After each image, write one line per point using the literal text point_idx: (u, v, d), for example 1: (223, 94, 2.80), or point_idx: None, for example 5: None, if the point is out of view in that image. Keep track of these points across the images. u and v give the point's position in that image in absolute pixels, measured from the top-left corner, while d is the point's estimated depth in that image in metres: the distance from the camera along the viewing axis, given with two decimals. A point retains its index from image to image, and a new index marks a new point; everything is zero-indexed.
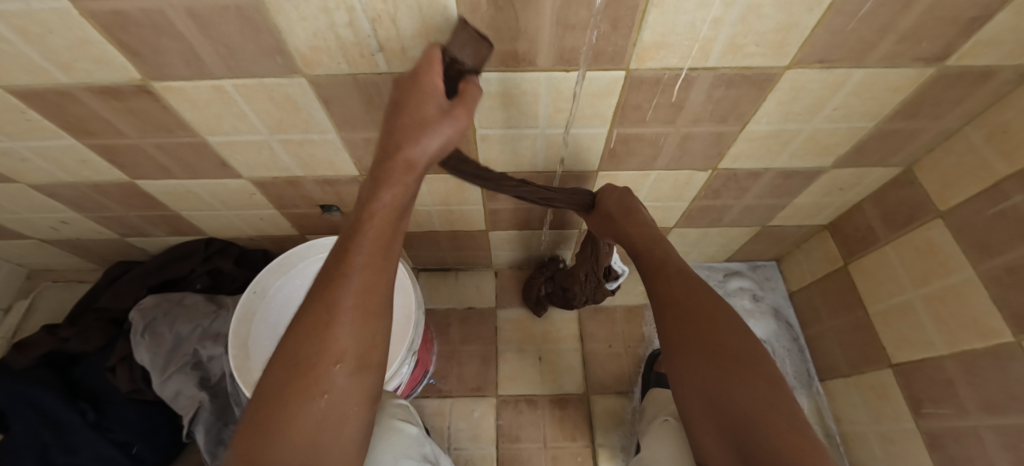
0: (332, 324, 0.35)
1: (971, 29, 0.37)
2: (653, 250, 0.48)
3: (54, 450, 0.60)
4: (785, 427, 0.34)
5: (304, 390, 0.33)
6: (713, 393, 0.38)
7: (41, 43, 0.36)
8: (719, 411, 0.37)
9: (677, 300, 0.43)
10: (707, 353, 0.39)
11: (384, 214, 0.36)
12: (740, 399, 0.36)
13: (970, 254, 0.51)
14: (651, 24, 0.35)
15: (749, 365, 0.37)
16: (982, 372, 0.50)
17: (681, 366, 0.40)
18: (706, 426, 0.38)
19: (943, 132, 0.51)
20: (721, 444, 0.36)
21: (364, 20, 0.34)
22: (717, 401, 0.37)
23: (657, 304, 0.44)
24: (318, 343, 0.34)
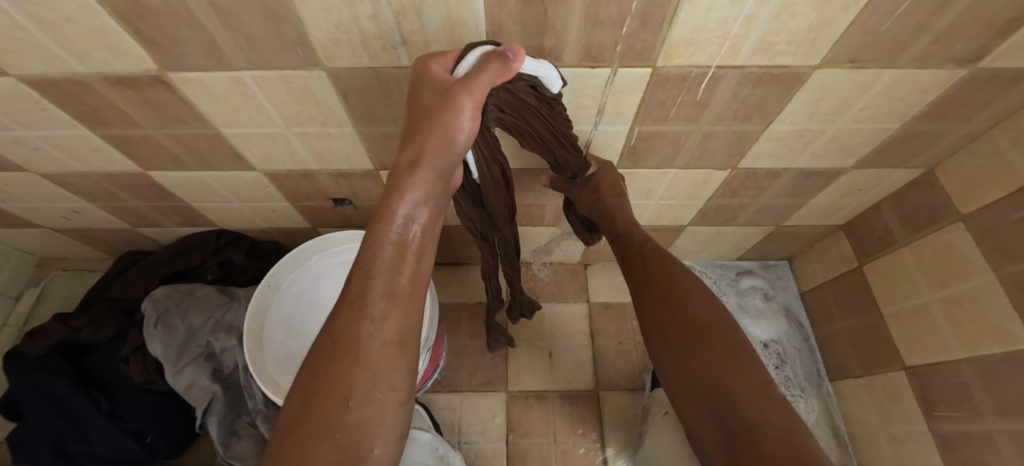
0: (340, 352, 0.32)
1: (1008, 31, 0.36)
2: (633, 232, 0.52)
3: (68, 438, 0.60)
4: (738, 381, 0.38)
5: (316, 434, 0.29)
6: (685, 359, 0.42)
7: (57, 32, 0.35)
8: (686, 375, 0.42)
9: (653, 279, 0.48)
10: (679, 326, 0.43)
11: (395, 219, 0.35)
12: (702, 362, 0.41)
13: (991, 258, 0.51)
14: (682, 21, 0.35)
15: (715, 338, 0.41)
16: (999, 376, 0.50)
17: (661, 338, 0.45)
18: (679, 384, 0.43)
19: (968, 134, 0.50)
20: (691, 400, 0.41)
21: (388, 12, 0.33)
22: (689, 366, 0.42)
23: (637, 284, 0.50)
24: (329, 376, 0.31)
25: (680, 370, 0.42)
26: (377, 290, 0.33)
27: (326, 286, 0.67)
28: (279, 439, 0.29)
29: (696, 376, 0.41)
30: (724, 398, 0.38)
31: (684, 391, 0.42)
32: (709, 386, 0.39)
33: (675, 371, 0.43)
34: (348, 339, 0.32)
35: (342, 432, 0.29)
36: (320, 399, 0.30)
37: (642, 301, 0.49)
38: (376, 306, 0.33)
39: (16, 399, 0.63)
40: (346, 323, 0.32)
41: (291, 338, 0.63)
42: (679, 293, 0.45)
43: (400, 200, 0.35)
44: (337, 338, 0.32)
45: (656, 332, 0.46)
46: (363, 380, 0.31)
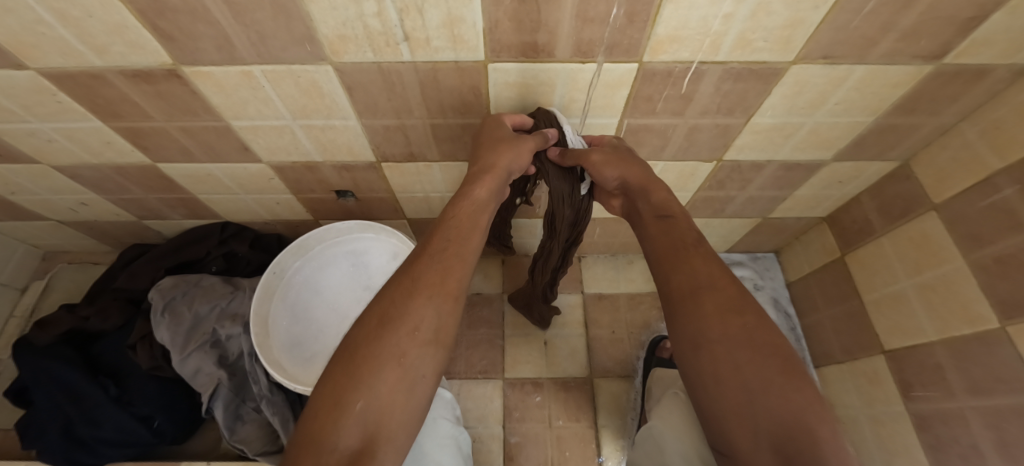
0: (412, 295, 0.38)
1: (967, 29, 0.39)
2: (677, 221, 0.43)
3: (77, 422, 0.62)
4: (818, 418, 0.29)
5: (386, 358, 0.35)
6: (751, 388, 0.32)
7: (79, 27, 0.38)
8: (748, 405, 0.31)
9: (709, 281, 0.38)
10: (746, 344, 0.34)
11: (467, 208, 0.44)
12: (773, 392, 0.31)
13: (961, 245, 0.54)
14: (666, 19, 0.37)
15: (791, 369, 0.32)
16: (969, 356, 0.52)
17: (713, 356, 0.34)
18: (734, 419, 0.32)
19: (939, 128, 0.53)
20: (749, 440, 0.30)
21: (392, 10, 0.36)
22: (751, 393, 0.31)
23: (682, 284, 0.39)
24: (400, 313, 0.37)
25: (737, 398, 0.32)
26: (443, 256, 0.41)
27: (330, 275, 0.69)
28: (351, 357, 0.35)
29: (765, 411, 0.30)
30: (809, 445, 0.28)
31: (738, 428, 0.31)
32: (784, 422, 0.29)
33: (728, 399, 0.32)
34: (419, 287, 0.39)
35: (407, 359, 0.36)
36: (390, 330, 0.36)
37: (686, 308, 0.37)
38: (427, 279, 0.39)
39: (24, 386, 0.65)
40: (419, 272, 0.40)
41: (295, 323, 0.66)
42: (744, 303, 0.36)
43: (473, 192, 0.44)
44: (411, 283, 0.39)
45: (708, 346, 0.35)
46: (427, 321, 0.38)
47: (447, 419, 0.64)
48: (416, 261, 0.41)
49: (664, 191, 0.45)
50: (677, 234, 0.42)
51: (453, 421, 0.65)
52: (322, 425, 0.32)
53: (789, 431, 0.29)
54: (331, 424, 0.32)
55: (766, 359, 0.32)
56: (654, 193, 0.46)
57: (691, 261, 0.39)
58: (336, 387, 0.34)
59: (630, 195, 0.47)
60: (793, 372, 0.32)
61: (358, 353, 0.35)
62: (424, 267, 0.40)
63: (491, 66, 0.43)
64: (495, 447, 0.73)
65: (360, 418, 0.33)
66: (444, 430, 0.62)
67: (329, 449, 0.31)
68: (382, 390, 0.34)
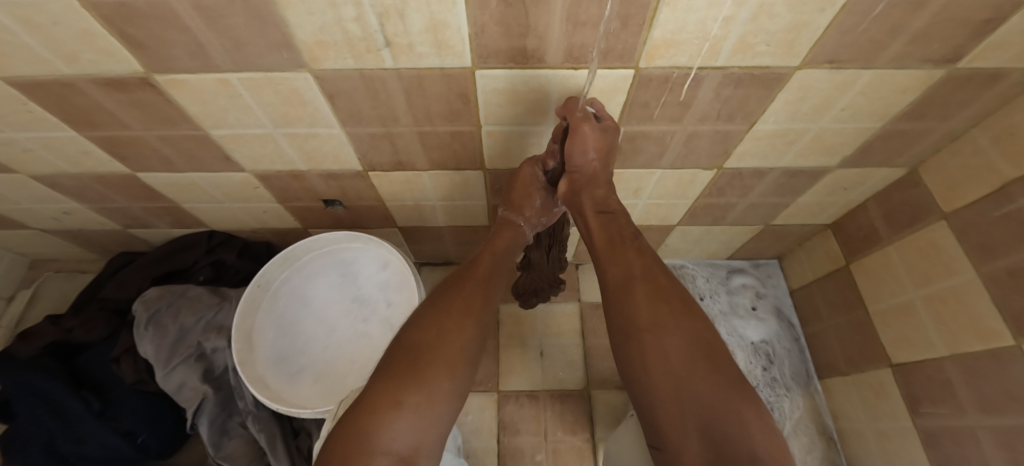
0: (468, 316, 0.44)
1: (983, 31, 0.36)
2: (614, 223, 0.49)
3: (59, 438, 0.61)
4: (742, 406, 0.33)
5: (442, 371, 0.39)
6: (677, 369, 0.36)
7: (43, 34, 0.36)
8: (680, 391, 0.35)
9: (645, 279, 0.43)
10: (676, 332, 0.38)
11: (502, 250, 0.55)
12: (699, 378, 0.35)
13: (972, 255, 0.52)
14: (662, 23, 0.35)
15: (710, 354, 0.37)
16: (981, 373, 0.50)
17: (645, 345, 0.39)
18: (662, 402, 0.36)
19: (949, 134, 0.51)
20: (677, 420, 0.35)
21: (372, 15, 0.34)
22: (683, 382, 0.35)
23: (621, 280, 0.43)
24: (459, 329, 0.43)
25: (667, 385, 0.36)
26: (487, 287, 0.49)
27: (316, 286, 0.67)
28: (416, 358, 0.39)
29: (690, 390, 0.35)
30: (727, 425, 0.32)
31: (665, 406, 0.36)
32: (708, 408, 0.33)
33: (657, 381, 0.36)
34: (476, 311, 0.45)
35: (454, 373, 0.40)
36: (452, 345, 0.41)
37: (622, 298, 0.42)
38: (474, 308, 0.46)
39: (7, 399, 0.63)
40: (470, 298, 0.46)
41: (282, 337, 0.64)
42: (673, 295, 0.41)
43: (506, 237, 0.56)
44: (469, 306, 0.45)
45: (646, 337, 0.39)
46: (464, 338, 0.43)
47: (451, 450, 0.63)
48: (464, 287, 0.47)
49: (605, 188, 0.50)
50: (615, 230, 0.48)
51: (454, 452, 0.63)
52: (378, 422, 0.34)
53: (707, 406, 0.33)
54: (396, 422, 0.35)
55: (695, 349, 0.37)
56: (597, 188, 0.50)
57: (628, 256, 0.45)
58: (390, 391, 0.36)
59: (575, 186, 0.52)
60: (719, 364, 0.36)
61: (407, 362, 0.39)
62: (451, 294, 0.46)
63: (478, 72, 0.41)
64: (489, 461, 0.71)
65: (413, 419, 0.35)
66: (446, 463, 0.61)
67: (382, 450, 0.33)
68: (436, 401, 0.37)
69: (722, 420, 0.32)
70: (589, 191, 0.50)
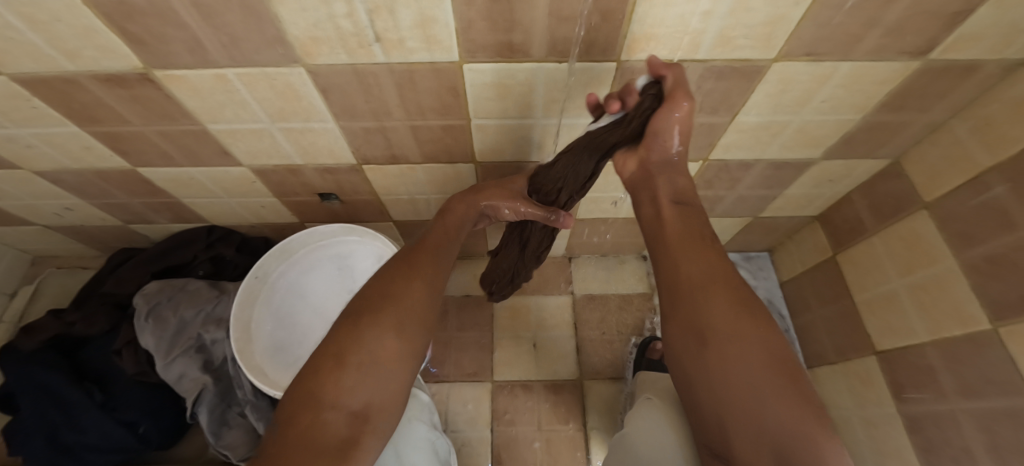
0: (410, 276, 0.44)
1: (953, 24, 0.38)
2: (688, 216, 0.43)
3: (63, 429, 0.62)
4: (827, 437, 0.29)
5: (387, 332, 0.39)
6: (760, 392, 0.32)
7: (47, 31, 0.37)
8: (755, 411, 0.31)
9: (721, 279, 0.38)
10: (761, 348, 0.33)
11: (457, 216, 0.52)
12: (783, 400, 0.31)
13: (952, 244, 0.53)
14: (642, 17, 0.36)
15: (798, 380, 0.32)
16: (961, 358, 0.51)
17: (721, 355, 0.34)
18: (738, 418, 0.32)
19: (929, 125, 0.52)
20: (749, 438, 0.31)
21: (363, 11, 0.35)
22: (764, 401, 0.31)
23: (692, 278, 0.39)
24: (401, 288, 0.42)
25: (745, 400, 0.32)
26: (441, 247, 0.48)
27: (313, 279, 0.69)
28: (353, 319, 0.40)
29: (771, 417, 0.31)
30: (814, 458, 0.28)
31: (737, 422, 0.32)
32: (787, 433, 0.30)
33: (734, 398, 0.33)
34: (419, 270, 0.44)
35: (403, 331, 0.40)
36: (389, 306, 0.41)
37: (696, 298, 0.37)
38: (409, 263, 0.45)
39: (11, 392, 0.65)
40: (415, 262, 0.45)
41: (279, 328, 0.66)
42: (758, 304, 0.36)
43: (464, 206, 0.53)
44: (411, 266, 0.45)
45: (720, 345, 0.34)
46: (414, 299, 0.42)
47: (422, 420, 0.63)
48: (409, 253, 0.46)
49: (688, 177, 0.46)
50: (693, 223, 0.42)
51: (429, 424, 0.64)
52: (323, 383, 0.36)
53: (789, 433, 0.30)
54: (336, 384, 0.36)
55: (779, 365, 0.33)
56: (678, 175, 0.45)
57: (704, 253, 0.40)
58: (331, 352, 0.37)
59: (648, 171, 0.46)
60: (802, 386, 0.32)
61: (355, 320, 0.40)
62: (399, 259, 0.46)
63: (467, 66, 0.42)
64: (484, 451, 0.72)
65: (356, 378, 0.36)
66: (417, 433, 0.61)
67: (330, 405, 0.35)
68: (383, 362, 0.38)
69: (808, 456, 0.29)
70: (667, 177, 0.45)
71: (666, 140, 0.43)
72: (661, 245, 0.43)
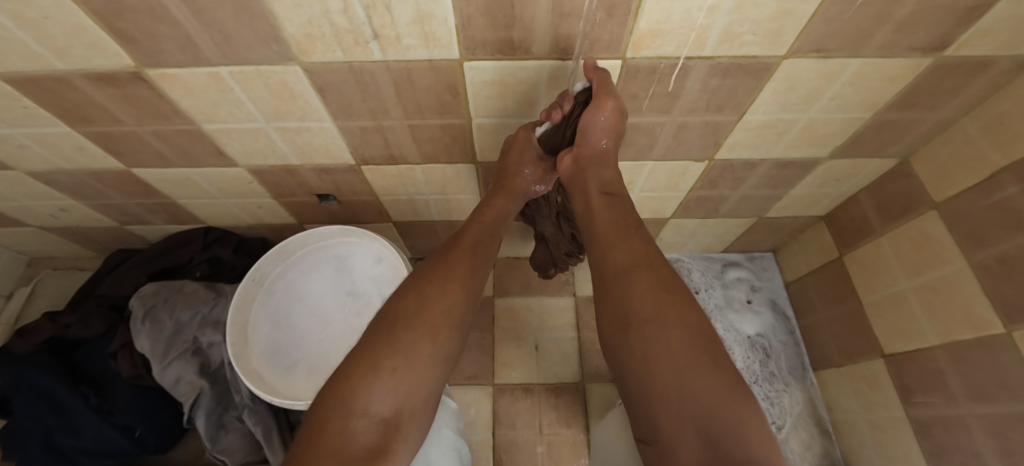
0: (446, 282, 0.44)
1: (968, 19, 0.36)
2: (614, 205, 0.45)
3: (58, 432, 0.62)
4: (745, 411, 0.29)
5: (421, 338, 0.39)
6: (680, 368, 0.31)
7: (35, 29, 0.36)
8: (678, 390, 0.30)
9: (649, 263, 0.38)
10: (681, 325, 0.33)
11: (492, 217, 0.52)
12: (704, 375, 0.30)
13: (962, 245, 0.52)
14: (647, 13, 0.35)
15: (716, 354, 0.32)
16: (972, 362, 0.50)
17: (644, 337, 0.33)
18: (662, 401, 0.31)
19: (939, 123, 0.51)
20: (672, 421, 0.30)
21: (359, 7, 0.34)
22: (686, 378, 0.30)
23: (622, 263, 0.38)
24: (435, 294, 0.43)
25: (665, 378, 0.31)
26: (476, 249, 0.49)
27: (311, 281, 0.68)
28: (391, 325, 0.40)
29: (692, 391, 0.30)
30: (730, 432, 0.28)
31: (662, 404, 0.31)
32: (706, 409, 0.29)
33: (657, 378, 0.31)
34: (454, 275, 0.44)
35: (439, 339, 0.40)
36: (426, 312, 0.41)
37: (623, 283, 0.37)
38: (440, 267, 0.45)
39: (7, 395, 0.64)
40: (450, 268, 0.45)
41: (276, 331, 0.65)
42: (683, 285, 0.36)
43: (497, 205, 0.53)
44: (447, 271, 0.45)
45: (644, 328, 0.34)
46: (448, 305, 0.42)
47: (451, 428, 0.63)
48: (445, 259, 0.46)
49: (615, 168, 0.48)
50: (619, 213, 0.44)
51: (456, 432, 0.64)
52: (358, 389, 0.35)
53: (708, 409, 0.29)
54: (366, 389, 0.35)
55: (700, 341, 0.32)
56: (606, 169, 0.47)
57: (631, 240, 0.40)
58: (367, 359, 0.37)
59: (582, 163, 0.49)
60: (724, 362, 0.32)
61: (392, 328, 0.39)
62: (436, 264, 0.46)
63: (466, 64, 0.41)
64: (484, 454, 0.71)
65: (391, 386, 0.36)
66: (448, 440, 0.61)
67: (360, 412, 0.35)
68: (417, 369, 0.38)
69: (725, 427, 0.28)
70: (594, 172, 0.48)
71: (596, 137, 0.46)
72: (592, 236, 0.44)
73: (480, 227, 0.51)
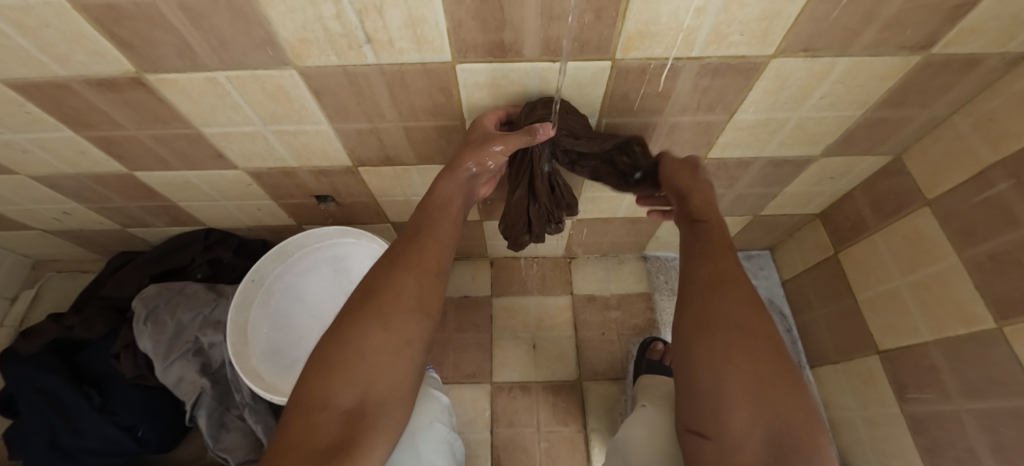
0: (397, 270, 0.41)
1: (954, 17, 0.37)
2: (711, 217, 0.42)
3: (61, 432, 0.62)
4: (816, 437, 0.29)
5: (371, 326, 0.37)
6: (762, 385, 0.31)
7: (37, 37, 0.37)
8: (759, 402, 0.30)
9: (739, 275, 0.37)
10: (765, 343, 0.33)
11: (439, 200, 0.47)
12: (780, 394, 0.31)
13: (955, 241, 0.52)
14: (635, 15, 0.36)
15: (794, 379, 0.32)
16: (965, 357, 0.51)
17: (727, 344, 0.33)
18: (733, 415, 0.31)
19: (931, 121, 0.51)
20: (744, 431, 0.30)
21: (351, 12, 0.35)
22: (766, 394, 0.31)
23: (714, 272, 0.37)
24: (387, 282, 0.40)
25: (747, 392, 0.31)
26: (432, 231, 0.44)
27: (310, 282, 0.69)
28: (340, 320, 0.38)
29: (768, 408, 0.30)
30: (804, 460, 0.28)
31: (733, 419, 0.31)
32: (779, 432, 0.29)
33: (734, 389, 0.31)
34: (407, 261, 0.41)
35: (393, 326, 0.37)
36: (375, 299, 0.38)
37: (711, 289, 0.36)
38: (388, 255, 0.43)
39: (11, 396, 0.65)
40: (406, 253, 0.42)
41: (276, 331, 0.66)
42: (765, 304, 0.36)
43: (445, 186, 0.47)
44: (395, 260, 0.41)
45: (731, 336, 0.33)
46: (411, 293, 0.40)
47: (442, 421, 0.62)
48: (404, 246, 0.43)
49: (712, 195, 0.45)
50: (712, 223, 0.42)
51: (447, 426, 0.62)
52: (314, 385, 0.34)
53: (784, 428, 0.29)
54: (327, 386, 0.34)
55: (779, 360, 0.32)
56: (700, 191, 0.45)
57: (721, 249, 0.39)
58: (321, 356, 0.35)
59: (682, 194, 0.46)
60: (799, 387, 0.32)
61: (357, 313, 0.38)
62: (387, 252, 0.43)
63: (458, 67, 0.42)
64: (483, 452, 0.72)
65: (355, 380, 0.34)
66: (439, 434, 0.59)
67: (321, 407, 0.33)
68: (385, 365, 0.35)
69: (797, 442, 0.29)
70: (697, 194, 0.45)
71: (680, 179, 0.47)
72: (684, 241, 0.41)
73: (426, 213, 0.46)
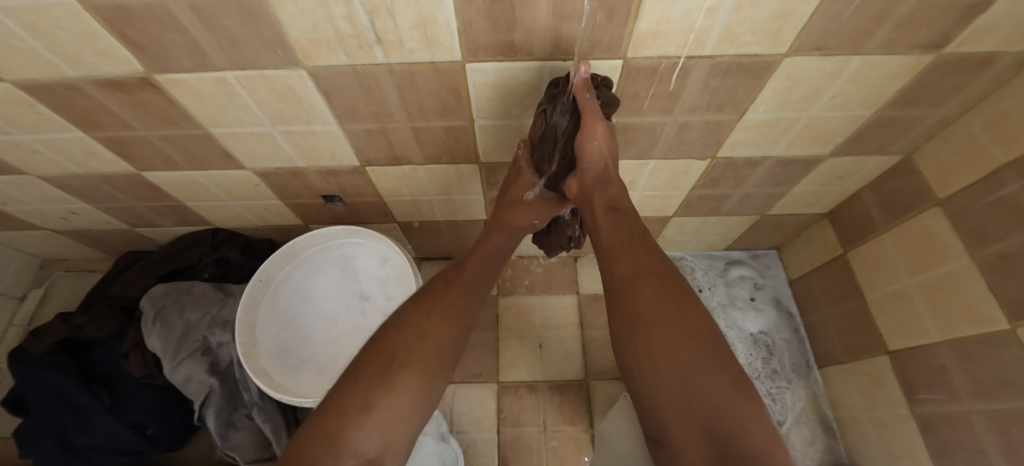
0: (428, 316, 0.44)
1: (970, 15, 0.36)
2: (626, 220, 0.46)
3: (72, 431, 0.63)
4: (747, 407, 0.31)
5: (401, 371, 0.39)
6: (684, 368, 0.33)
7: (48, 38, 0.37)
8: (687, 383, 0.33)
9: (656, 272, 0.40)
10: (684, 329, 0.36)
11: (489, 254, 0.55)
12: (705, 371, 0.33)
13: (966, 241, 0.52)
14: (647, 14, 0.36)
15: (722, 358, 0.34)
16: (975, 358, 0.50)
17: (648, 340, 0.36)
18: (664, 401, 0.33)
19: (942, 120, 0.51)
20: (676, 412, 0.32)
21: (362, 12, 0.35)
22: (691, 375, 0.33)
23: (629, 275, 0.41)
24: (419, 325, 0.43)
25: (671, 376, 0.33)
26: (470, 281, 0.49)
27: (317, 281, 0.69)
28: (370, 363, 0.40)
29: (695, 387, 0.32)
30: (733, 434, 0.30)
31: (666, 406, 0.33)
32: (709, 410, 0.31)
33: (659, 378, 0.34)
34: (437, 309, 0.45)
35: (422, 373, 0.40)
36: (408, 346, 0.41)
37: (627, 292, 0.40)
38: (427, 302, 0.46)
39: (21, 395, 0.66)
40: (446, 301, 0.46)
41: (284, 331, 0.66)
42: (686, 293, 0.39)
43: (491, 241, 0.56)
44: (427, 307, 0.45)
45: (655, 330, 0.36)
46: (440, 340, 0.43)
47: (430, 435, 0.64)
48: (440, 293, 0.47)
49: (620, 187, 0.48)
50: (627, 226, 0.45)
51: (436, 437, 0.64)
52: (347, 427, 0.35)
53: (715, 403, 0.31)
54: (350, 428, 0.35)
55: (699, 342, 0.35)
56: (609, 186, 0.48)
57: (635, 251, 0.42)
58: (359, 395, 0.37)
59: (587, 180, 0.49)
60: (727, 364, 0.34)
61: (383, 356, 0.40)
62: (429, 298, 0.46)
63: (469, 67, 0.42)
64: (489, 452, 0.72)
65: (382, 424, 0.36)
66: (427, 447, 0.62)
67: (349, 452, 0.34)
68: (405, 403, 0.38)
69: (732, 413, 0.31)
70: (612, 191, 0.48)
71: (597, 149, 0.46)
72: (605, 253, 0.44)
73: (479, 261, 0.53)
